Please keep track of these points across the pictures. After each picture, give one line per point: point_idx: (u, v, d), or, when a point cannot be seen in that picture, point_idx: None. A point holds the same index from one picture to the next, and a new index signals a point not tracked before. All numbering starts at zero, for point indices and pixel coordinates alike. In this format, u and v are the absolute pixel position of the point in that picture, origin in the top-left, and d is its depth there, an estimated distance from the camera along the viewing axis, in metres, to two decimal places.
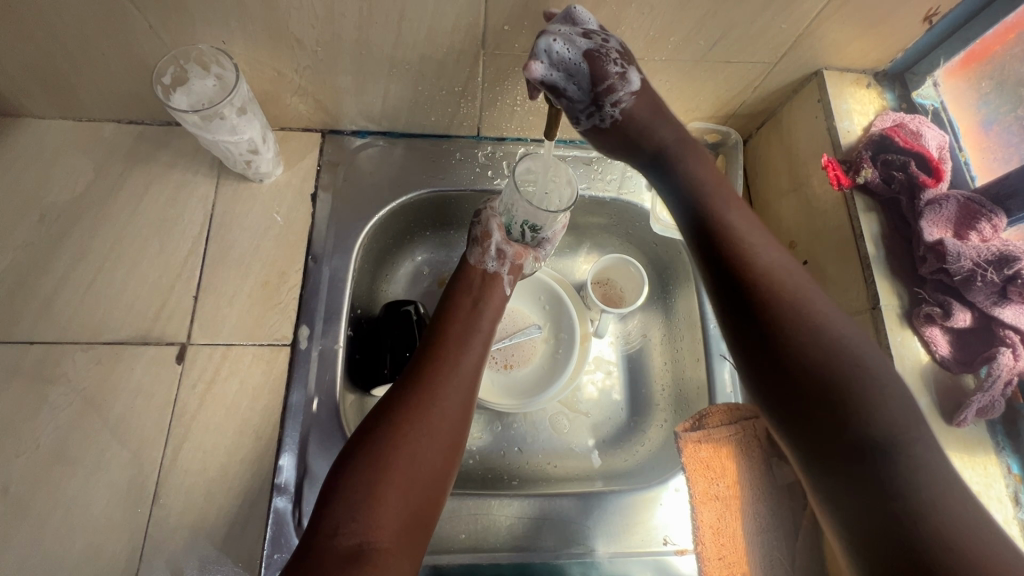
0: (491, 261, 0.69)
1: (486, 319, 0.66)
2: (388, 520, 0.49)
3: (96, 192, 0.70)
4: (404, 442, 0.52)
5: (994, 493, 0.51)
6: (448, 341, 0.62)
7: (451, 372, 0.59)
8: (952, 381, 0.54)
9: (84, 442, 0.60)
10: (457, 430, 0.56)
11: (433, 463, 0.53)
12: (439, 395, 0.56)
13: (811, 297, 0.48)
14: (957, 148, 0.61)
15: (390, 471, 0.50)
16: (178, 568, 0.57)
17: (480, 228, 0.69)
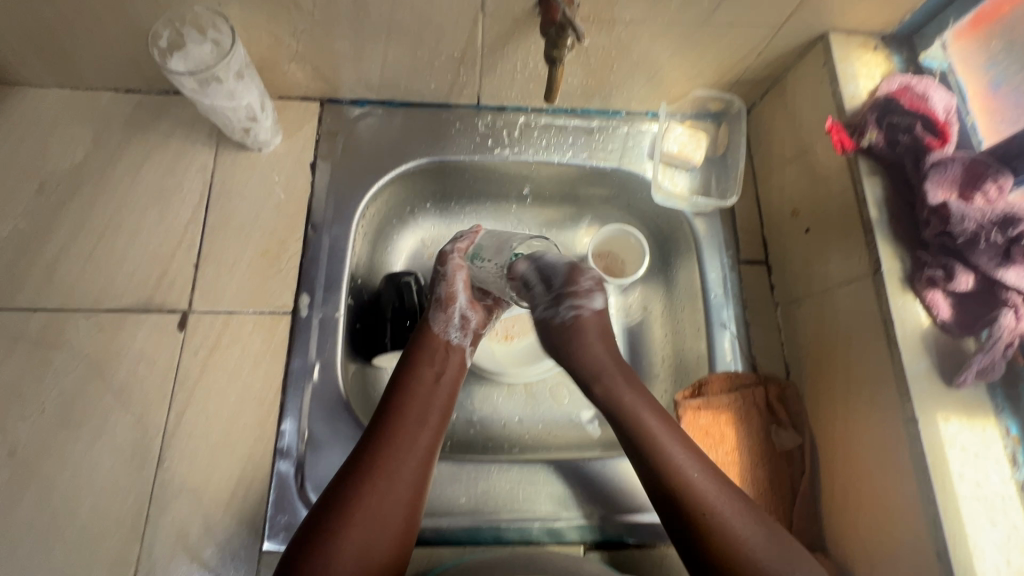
0: (454, 330, 0.66)
1: (445, 379, 0.61)
2: None
3: (94, 161, 0.70)
4: (352, 533, 0.49)
5: (992, 454, 0.51)
6: (403, 406, 0.58)
7: (405, 446, 0.55)
8: (953, 345, 0.54)
9: (89, 407, 0.61)
10: (409, 509, 0.53)
11: (383, 550, 0.50)
12: (392, 473, 0.53)
13: (722, 511, 0.52)
14: (964, 112, 0.60)
15: (338, 560, 0.48)
16: (182, 529, 0.58)
17: (447, 288, 0.67)
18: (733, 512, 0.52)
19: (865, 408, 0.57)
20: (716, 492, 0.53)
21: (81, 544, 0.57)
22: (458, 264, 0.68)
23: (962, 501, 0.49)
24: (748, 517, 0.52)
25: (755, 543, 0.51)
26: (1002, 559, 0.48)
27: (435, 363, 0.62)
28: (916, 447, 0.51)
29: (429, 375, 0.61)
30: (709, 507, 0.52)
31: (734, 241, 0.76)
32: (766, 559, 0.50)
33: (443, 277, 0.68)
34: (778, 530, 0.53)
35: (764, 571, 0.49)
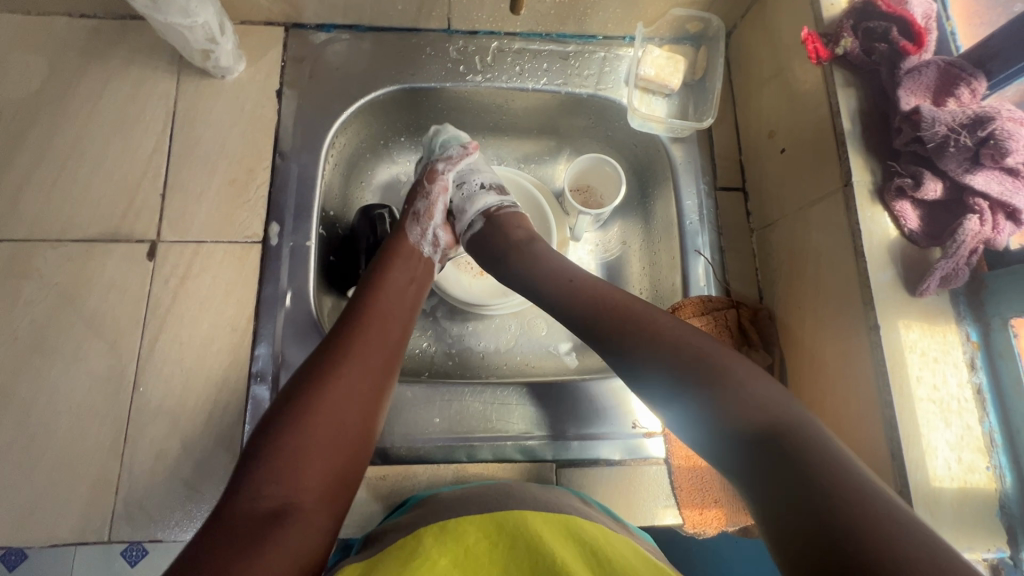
0: (428, 243, 0.68)
1: (414, 283, 0.63)
2: (314, 480, 0.46)
3: (51, 89, 0.68)
4: (323, 410, 0.49)
5: (951, 359, 0.51)
6: (372, 301, 0.58)
7: (375, 336, 0.55)
8: (919, 254, 0.54)
9: (62, 334, 0.61)
10: (380, 393, 0.53)
11: (355, 432, 0.50)
12: (363, 358, 0.53)
13: (692, 343, 0.49)
14: (944, 19, 0.57)
15: (308, 438, 0.47)
16: (161, 450, 0.59)
17: (426, 205, 0.70)
18: (731, 361, 0.47)
19: (832, 322, 0.58)
20: (706, 343, 0.49)
21: (61, 464, 0.58)
22: (443, 184, 0.72)
23: (919, 403, 0.50)
24: (744, 371, 0.46)
25: (727, 359, 0.47)
26: (953, 456, 0.49)
27: (402, 267, 0.63)
28: (877, 353, 0.52)
29: (398, 278, 0.62)
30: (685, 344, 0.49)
31: (711, 167, 0.75)
32: (737, 366, 0.46)
33: (422, 193, 0.71)
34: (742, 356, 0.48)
35: (726, 370, 0.46)
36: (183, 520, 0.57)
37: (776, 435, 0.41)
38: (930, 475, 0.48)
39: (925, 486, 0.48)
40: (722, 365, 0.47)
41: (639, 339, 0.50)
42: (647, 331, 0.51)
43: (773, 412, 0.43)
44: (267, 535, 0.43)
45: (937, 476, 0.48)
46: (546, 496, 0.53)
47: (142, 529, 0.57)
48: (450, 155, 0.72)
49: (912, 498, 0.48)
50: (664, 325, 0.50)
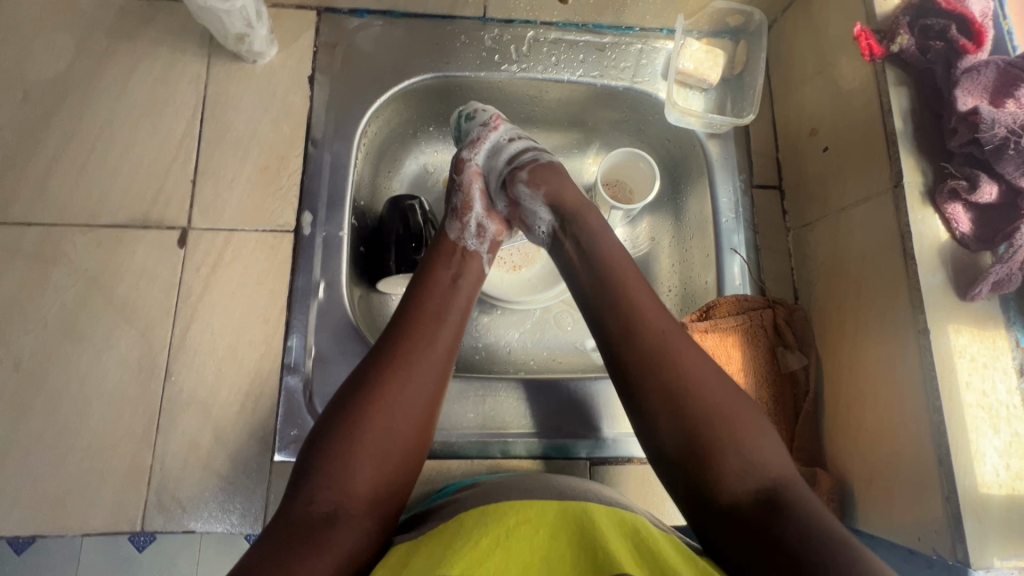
0: (471, 238, 0.65)
1: (470, 282, 0.60)
2: (362, 487, 0.46)
3: (79, 70, 0.66)
4: (373, 419, 0.48)
5: (1000, 365, 0.51)
6: (427, 302, 0.56)
7: (426, 342, 0.53)
8: (969, 258, 0.53)
9: (93, 321, 0.60)
10: (428, 405, 0.51)
11: (402, 444, 0.49)
12: (415, 367, 0.51)
13: (714, 395, 0.48)
14: (1001, 17, 0.56)
15: (358, 448, 0.47)
16: (193, 441, 0.58)
17: (464, 197, 0.67)
18: (750, 432, 0.47)
19: (877, 324, 0.57)
20: (724, 400, 0.48)
21: (93, 453, 0.57)
22: (474, 172, 0.68)
23: (967, 409, 0.50)
24: (743, 431, 0.47)
25: (744, 428, 0.47)
26: (1001, 462, 0.49)
27: (453, 264, 0.61)
28: (925, 357, 0.51)
29: (451, 278, 0.59)
30: (716, 420, 0.47)
31: (748, 164, 0.74)
32: (747, 434, 0.47)
33: (460, 182, 0.68)
34: (762, 424, 0.48)
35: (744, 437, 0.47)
36: (216, 511, 0.57)
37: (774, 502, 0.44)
38: (977, 481, 0.48)
39: (972, 492, 0.48)
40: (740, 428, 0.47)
41: (659, 368, 0.49)
42: (683, 377, 0.48)
43: (766, 474, 0.45)
44: (316, 540, 0.43)
45: (985, 482, 0.48)
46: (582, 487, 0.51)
47: (174, 519, 0.56)
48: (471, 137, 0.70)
49: (959, 504, 0.48)
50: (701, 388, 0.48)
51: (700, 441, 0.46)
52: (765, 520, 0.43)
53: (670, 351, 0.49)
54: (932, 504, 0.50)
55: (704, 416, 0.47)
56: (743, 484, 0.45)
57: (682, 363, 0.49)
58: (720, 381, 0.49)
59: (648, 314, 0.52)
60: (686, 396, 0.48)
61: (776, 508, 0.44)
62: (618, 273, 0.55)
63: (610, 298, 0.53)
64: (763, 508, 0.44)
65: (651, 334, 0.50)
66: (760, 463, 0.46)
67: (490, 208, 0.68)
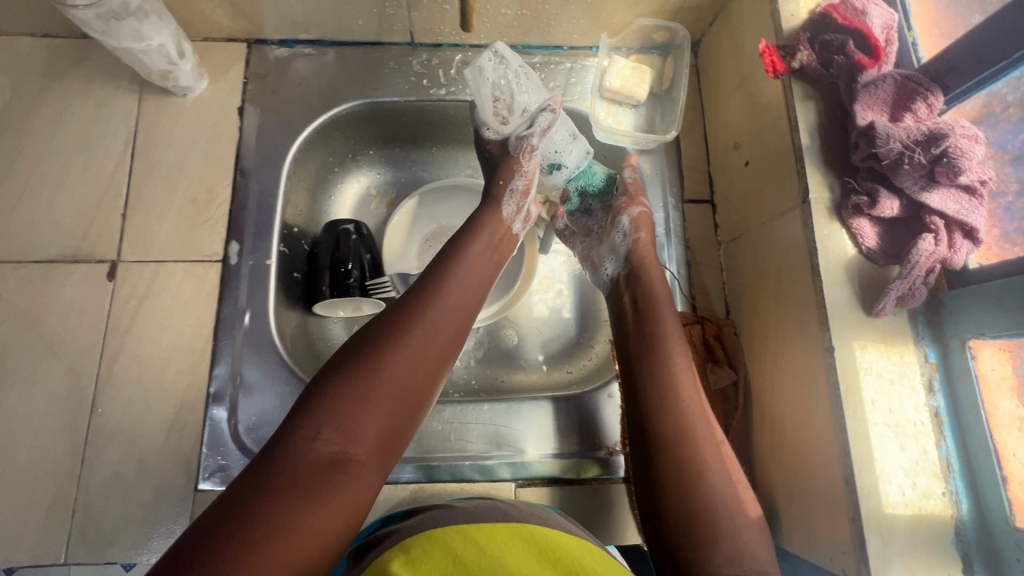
0: (519, 221, 0.67)
1: (494, 257, 0.61)
2: (368, 435, 0.45)
3: (14, 109, 0.68)
4: (393, 367, 0.47)
5: (908, 381, 0.50)
6: (454, 266, 0.57)
7: (451, 308, 0.53)
8: (877, 273, 0.52)
9: (22, 356, 0.61)
10: (440, 370, 0.51)
11: (414, 405, 0.48)
12: (437, 326, 0.51)
13: (717, 471, 0.50)
14: (906, 29, 0.56)
15: (374, 389, 0.46)
16: (118, 472, 0.59)
17: (525, 181, 0.66)
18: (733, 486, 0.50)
19: (792, 341, 0.56)
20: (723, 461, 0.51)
21: (18, 487, 0.58)
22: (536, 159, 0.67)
23: (873, 427, 0.49)
24: (732, 481, 0.50)
25: (733, 488, 0.50)
26: (907, 482, 0.48)
27: (487, 243, 0.60)
28: (831, 374, 0.50)
29: (480, 252, 0.60)
30: (716, 465, 0.50)
31: (679, 179, 0.74)
32: (741, 521, 0.48)
33: (518, 168, 0.66)
34: (748, 490, 0.51)
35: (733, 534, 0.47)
36: (137, 542, 0.58)
37: None
38: (882, 501, 0.47)
39: (878, 513, 0.47)
40: (727, 520, 0.48)
41: (678, 435, 0.51)
42: (698, 454, 0.50)
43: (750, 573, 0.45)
44: (318, 483, 0.41)
45: (890, 502, 0.47)
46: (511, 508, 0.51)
47: (96, 550, 0.57)
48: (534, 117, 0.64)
49: (863, 525, 0.47)
50: (710, 469, 0.50)
51: (700, 484, 0.49)
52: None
53: (685, 385, 0.54)
54: (841, 525, 0.49)
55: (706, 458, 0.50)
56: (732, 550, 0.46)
57: (693, 404, 0.53)
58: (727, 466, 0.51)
59: (676, 347, 0.57)
60: (694, 432, 0.51)
61: None
62: (659, 313, 0.60)
63: (652, 333, 0.59)
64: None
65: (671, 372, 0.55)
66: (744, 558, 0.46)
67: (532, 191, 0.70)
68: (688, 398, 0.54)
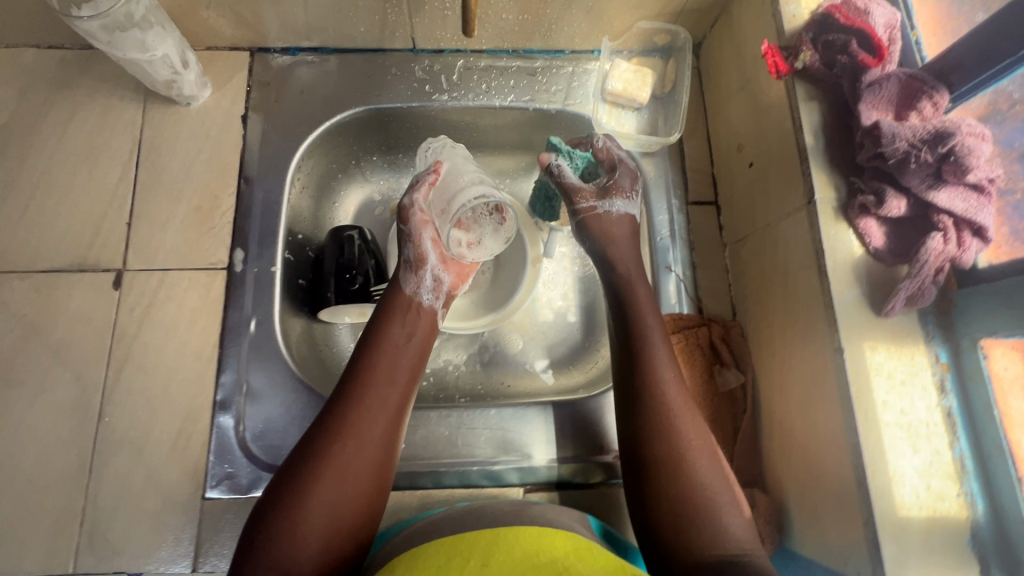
0: (425, 291, 0.66)
1: (415, 339, 0.61)
2: (308, 550, 0.47)
3: (19, 121, 0.68)
4: (321, 485, 0.49)
5: (919, 382, 0.50)
6: (374, 361, 0.57)
7: (375, 407, 0.54)
8: (885, 274, 0.52)
9: (28, 365, 0.62)
10: (378, 468, 0.53)
11: (355, 508, 0.50)
12: (363, 434, 0.52)
13: (695, 449, 0.53)
14: (909, 27, 0.56)
15: (309, 509, 0.48)
16: (126, 481, 0.59)
17: (416, 248, 0.66)
18: (720, 492, 0.52)
19: (800, 342, 0.56)
20: (710, 472, 0.53)
21: (26, 497, 0.58)
22: (421, 218, 0.67)
23: (884, 428, 0.48)
24: (706, 465, 0.53)
25: (719, 494, 0.52)
26: (920, 483, 0.47)
27: (403, 324, 0.61)
28: (841, 376, 0.50)
29: (399, 336, 0.60)
30: (700, 476, 0.52)
31: (683, 180, 0.74)
32: (723, 500, 0.51)
33: (414, 233, 0.66)
34: (734, 494, 0.53)
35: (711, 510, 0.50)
36: (148, 550, 0.58)
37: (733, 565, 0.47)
38: (896, 503, 0.47)
39: (891, 515, 0.47)
40: (707, 498, 0.51)
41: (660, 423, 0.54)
42: (676, 438, 0.54)
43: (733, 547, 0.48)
44: None
45: (904, 504, 0.47)
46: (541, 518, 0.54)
47: (106, 560, 0.57)
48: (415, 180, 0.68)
49: (877, 528, 0.47)
50: (688, 452, 0.53)
51: (687, 495, 0.51)
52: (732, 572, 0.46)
53: (672, 399, 0.56)
54: (854, 528, 0.49)
55: (692, 470, 0.52)
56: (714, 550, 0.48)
57: (679, 418, 0.55)
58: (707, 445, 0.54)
59: (653, 345, 0.59)
60: (681, 445, 0.53)
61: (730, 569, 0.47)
62: (644, 325, 0.61)
63: (636, 349, 0.59)
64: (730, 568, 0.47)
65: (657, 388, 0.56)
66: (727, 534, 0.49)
67: (449, 260, 0.69)
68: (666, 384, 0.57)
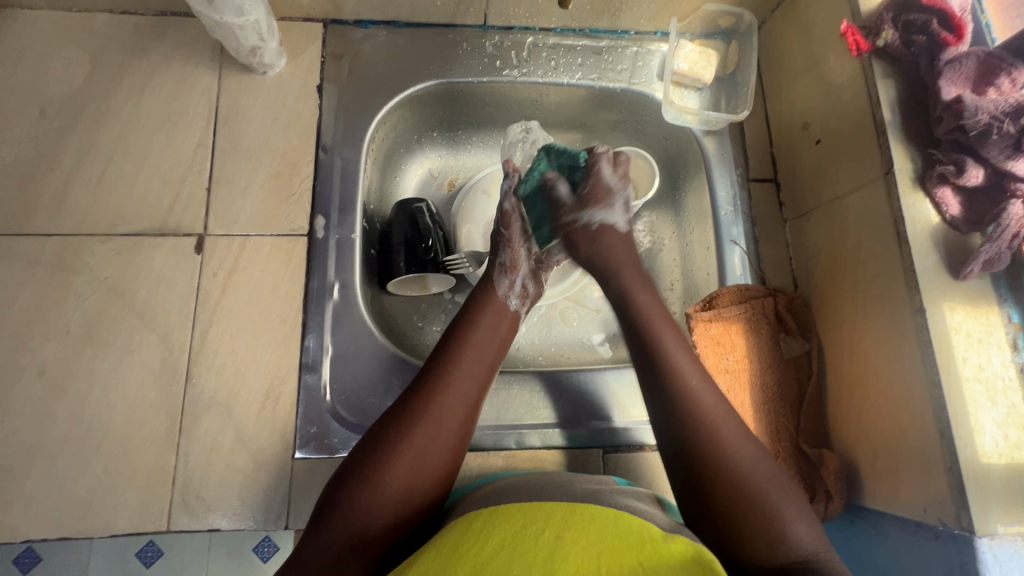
0: (515, 296, 0.65)
1: (499, 336, 0.61)
2: (379, 515, 0.49)
3: (95, 85, 0.68)
4: (398, 465, 0.50)
5: (995, 340, 0.53)
6: (460, 351, 0.58)
7: (457, 396, 0.55)
8: (960, 240, 0.55)
9: (113, 327, 0.62)
10: (453, 454, 0.53)
11: (428, 489, 0.51)
12: (441, 420, 0.53)
13: (737, 451, 0.51)
14: (978, 12, 0.59)
15: (382, 486, 0.49)
16: (216, 441, 0.60)
17: (512, 254, 0.67)
18: (784, 498, 0.49)
19: (875, 307, 0.59)
20: (757, 466, 0.51)
21: (117, 457, 0.58)
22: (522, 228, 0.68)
23: (965, 382, 0.52)
24: (750, 449, 0.52)
25: (774, 490, 0.49)
26: (1000, 433, 0.51)
27: (491, 319, 0.61)
28: (923, 335, 0.53)
29: (484, 331, 0.60)
30: (754, 480, 0.50)
31: (743, 158, 0.77)
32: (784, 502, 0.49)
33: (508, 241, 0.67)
34: (800, 500, 0.50)
35: (772, 508, 0.48)
36: (239, 509, 0.58)
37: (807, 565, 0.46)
38: (978, 452, 0.50)
39: (974, 462, 0.50)
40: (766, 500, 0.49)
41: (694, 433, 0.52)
42: (715, 446, 0.51)
43: (797, 548, 0.47)
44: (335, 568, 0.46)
45: (985, 452, 0.50)
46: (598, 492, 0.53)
47: (199, 517, 0.58)
48: (507, 189, 0.68)
49: (962, 474, 0.50)
50: (729, 454, 0.51)
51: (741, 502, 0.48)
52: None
53: (710, 411, 0.53)
54: (935, 478, 0.52)
55: (746, 476, 0.50)
56: (774, 552, 0.47)
57: (721, 420, 0.52)
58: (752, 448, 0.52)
59: (666, 339, 0.57)
60: (725, 452, 0.51)
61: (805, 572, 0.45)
62: (655, 333, 0.58)
63: (648, 348, 0.57)
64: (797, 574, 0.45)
65: (690, 397, 0.54)
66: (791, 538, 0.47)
67: (533, 270, 0.70)
68: (694, 385, 0.55)
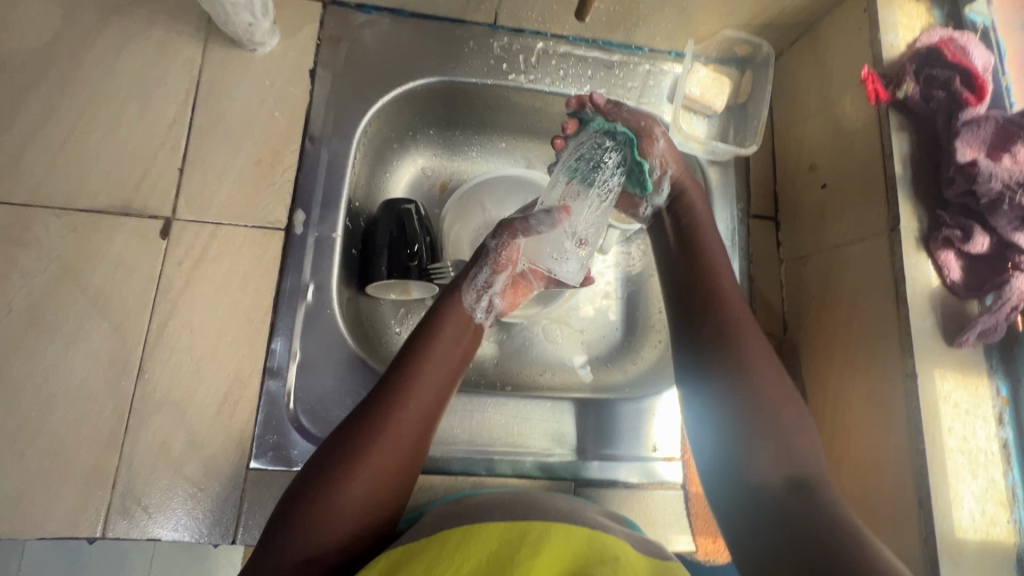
0: (479, 309, 0.61)
1: (463, 347, 0.58)
2: (339, 524, 0.45)
3: (64, 43, 0.62)
4: (353, 484, 0.47)
5: (981, 412, 0.53)
6: (422, 361, 0.54)
7: (413, 410, 0.51)
8: (958, 306, 0.54)
9: (62, 310, 0.57)
10: (412, 464, 0.50)
11: (386, 503, 0.48)
12: (399, 434, 0.50)
13: (760, 368, 0.55)
14: (1001, 73, 0.59)
15: (337, 507, 0.46)
16: (166, 443, 0.56)
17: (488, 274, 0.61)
18: (765, 383, 0.54)
19: (862, 363, 0.58)
20: (761, 380, 0.54)
21: (54, 452, 0.54)
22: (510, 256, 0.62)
23: (949, 453, 0.51)
24: (754, 359, 0.56)
25: (775, 414, 0.53)
26: (977, 508, 0.50)
27: (457, 329, 0.58)
28: (912, 401, 0.52)
29: (449, 337, 0.57)
30: (774, 400, 0.53)
31: (746, 193, 0.75)
32: (783, 418, 0.52)
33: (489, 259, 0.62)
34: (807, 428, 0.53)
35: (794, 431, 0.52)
36: (184, 519, 0.54)
37: (804, 482, 0.48)
38: (955, 525, 0.49)
39: (950, 536, 0.49)
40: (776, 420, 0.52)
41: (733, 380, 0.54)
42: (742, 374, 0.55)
43: (790, 463, 0.50)
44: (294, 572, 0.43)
45: (962, 526, 0.49)
46: (568, 504, 0.52)
47: (138, 525, 0.54)
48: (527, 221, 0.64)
49: (936, 548, 0.49)
50: (750, 371, 0.55)
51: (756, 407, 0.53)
52: (794, 499, 0.47)
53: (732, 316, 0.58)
54: (908, 546, 0.51)
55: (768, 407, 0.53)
56: (780, 473, 0.49)
57: (740, 344, 0.56)
58: (758, 362, 0.56)
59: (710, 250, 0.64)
60: (742, 355, 0.56)
61: (802, 490, 0.48)
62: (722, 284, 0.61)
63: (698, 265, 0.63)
64: (792, 490, 0.48)
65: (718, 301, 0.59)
66: (800, 454, 0.50)
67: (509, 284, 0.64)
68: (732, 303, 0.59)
